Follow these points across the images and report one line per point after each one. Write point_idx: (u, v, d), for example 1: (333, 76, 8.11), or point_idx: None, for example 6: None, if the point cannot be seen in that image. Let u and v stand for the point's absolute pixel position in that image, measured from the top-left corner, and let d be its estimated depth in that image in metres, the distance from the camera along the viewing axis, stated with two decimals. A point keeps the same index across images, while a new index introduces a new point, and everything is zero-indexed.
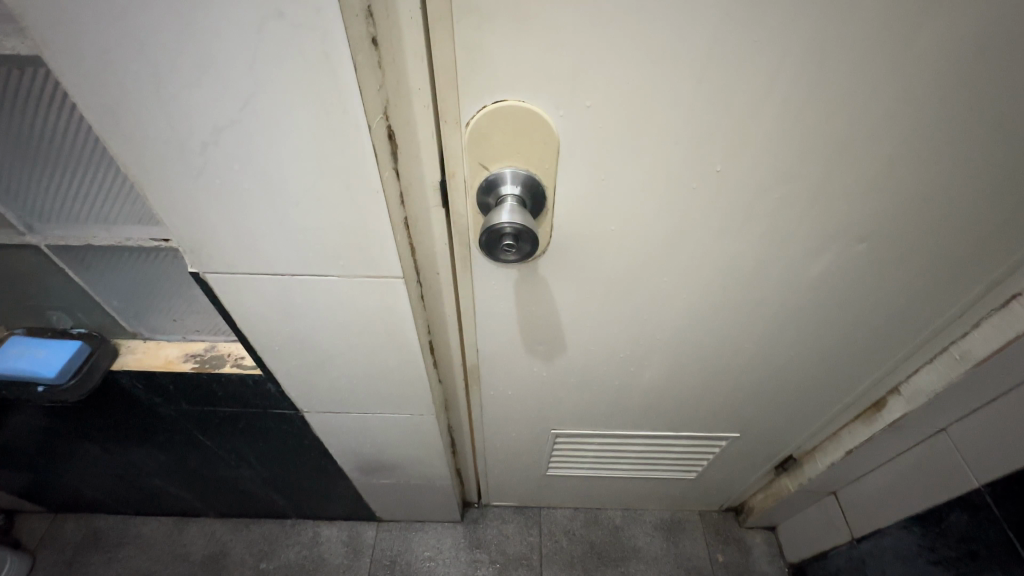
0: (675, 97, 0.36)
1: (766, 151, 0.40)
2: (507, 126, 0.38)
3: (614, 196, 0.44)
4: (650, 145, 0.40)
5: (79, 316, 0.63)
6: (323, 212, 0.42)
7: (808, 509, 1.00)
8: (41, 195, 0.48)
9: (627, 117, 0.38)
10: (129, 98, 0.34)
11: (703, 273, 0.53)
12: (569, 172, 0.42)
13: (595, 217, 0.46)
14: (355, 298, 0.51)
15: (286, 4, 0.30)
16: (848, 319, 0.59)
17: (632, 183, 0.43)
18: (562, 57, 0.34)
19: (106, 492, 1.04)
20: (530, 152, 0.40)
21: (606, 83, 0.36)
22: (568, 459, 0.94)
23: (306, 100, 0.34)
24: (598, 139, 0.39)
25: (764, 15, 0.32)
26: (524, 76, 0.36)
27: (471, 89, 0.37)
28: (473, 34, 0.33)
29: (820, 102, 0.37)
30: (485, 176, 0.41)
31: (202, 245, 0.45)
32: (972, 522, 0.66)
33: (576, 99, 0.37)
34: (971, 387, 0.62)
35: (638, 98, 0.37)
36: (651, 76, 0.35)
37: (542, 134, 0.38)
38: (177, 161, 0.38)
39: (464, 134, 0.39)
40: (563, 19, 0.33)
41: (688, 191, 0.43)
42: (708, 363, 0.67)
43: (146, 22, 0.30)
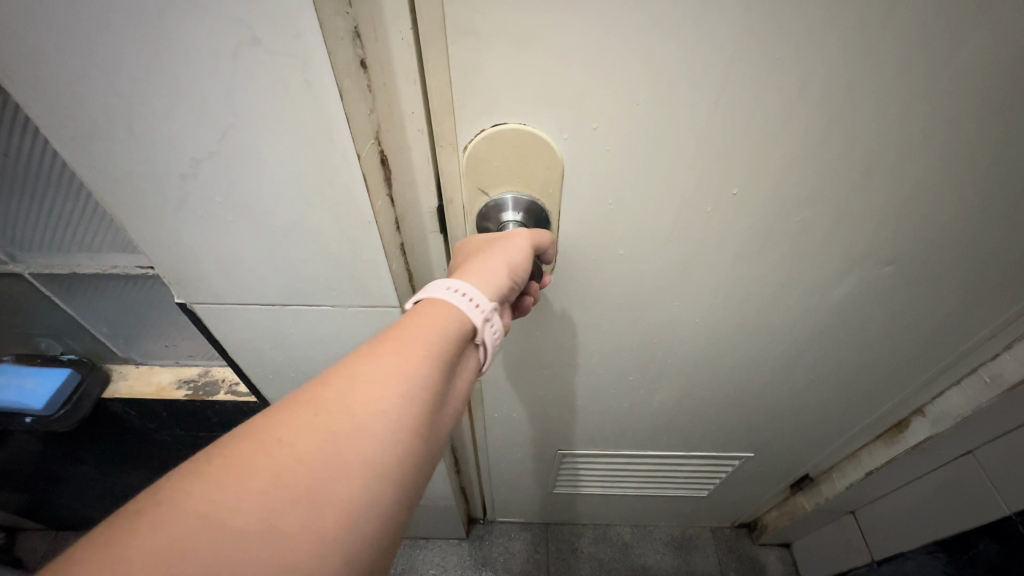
0: (691, 119, 0.34)
1: (790, 171, 0.37)
2: (507, 151, 0.36)
3: (623, 221, 0.41)
4: (662, 168, 0.37)
5: (69, 343, 0.61)
6: (312, 242, 0.40)
7: (825, 527, 0.96)
8: (21, 225, 0.46)
9: (638, 140, 0.35)
10: (102, 132, 0.32)
11: (718, 296, 0.50)
12: (574, 197, 0.39)
13: (603, 241, 0.43)
14: (350, 327, 0.49)
15: (262, 30, 0.27)
16: (871, 341, 0.56)
17: (642, 207, 0.40)
18: (566, 78, 0.32)
19: (104, 512, 1.02)
20: (531, 176, 0.37)
21: (615, 106, 0.33)
22: (574, 478, 0.91)
23: (289, 131, 0.32)
24: (606, 164, 0.37)
25: (792, 30, 0.29)
26: (525, 97, 0.33)
27: (469, 111, 0.34)
28: (469, 53, 0.31)
29: (849, 119, 0.34)
30: (486, 201, 0.39)
31: (187, 277, 0.43)
32: (1003, 552, 0.62)
33: (582, 122, 0.34)
34: (1003, 412, 0.58)
35: (650, 120, 0.34)
36: (664, 97, 0.32)
37: (546, 157, 0.36)
38: (156, 196, 0.36)
39: (461, 158, 0.37)
40: (569, 38, 0.30)
41: (702, 215, 0.41)
42: (721, 385, 0.64)
43: (112, 51, 0.28)
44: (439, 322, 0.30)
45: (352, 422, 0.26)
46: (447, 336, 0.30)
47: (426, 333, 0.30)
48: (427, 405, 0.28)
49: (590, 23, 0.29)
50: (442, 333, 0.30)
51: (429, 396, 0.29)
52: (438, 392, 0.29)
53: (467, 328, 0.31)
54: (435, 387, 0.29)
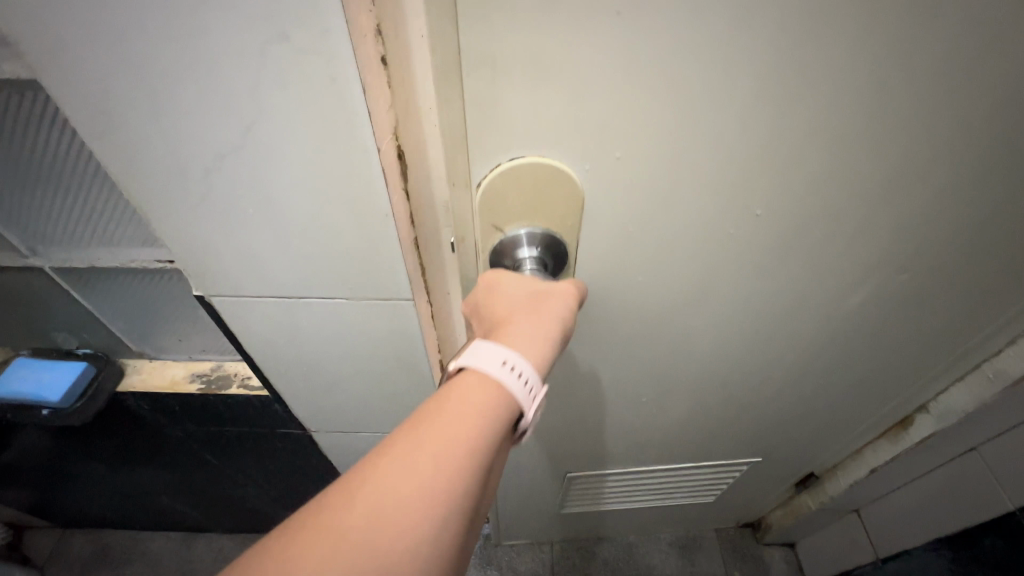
0: (709, 141, 0.33)
1: (805, 184, 0.37)
2: (524, 188, 0.36)
3: (642, 242, 0.41)
4: (685, 184, 0.36)
5: (85, 337, 0.62)
6: (329, 236, 0.41)
7: (829, 527, 0.97)
8: (44, 218, 0.47)
9: (656, 161, 0.35)
10: (131, 125, 0.33)
11: (731, 305, 0.49)
12: (593, 218, 0.39)
13: (619, 261, 0.43)
14: (363, 321, 0.50)
15: (290, 28, 0.28)
16: (879, 342, 0.56)
17: (656, 226, 0.40)
18: (587, 105, 0.31)
19: (112, 509, 1.02)
20: (546, 208, 0.37)
21: (635, 133, 0.33)
22: (584, 493, 0.90)
23: (312, 126, 0.33)
24: (621, 187, 0.36)
25: (812, 48, 0.29)
26: (541, 129, 0.32)
27: (482, 144, 0.33)
28: (484, 86, 0.30)
29: (864, 131, 0.34)
30: (500, 237, 0.39)
31: (207, 270, 0.44)
32: (1009, 549, 0.62)
33: (602, 149, 0.34)
34: (1006, 406, 0.59)
35: (668, 142, 0.33)
36: (683, 122, 0.32)
37: (561, 188, 0.36)
38: (181, 189, 0.37)
39: (475, 197, 0.37)
40: (590, 70, 0.29)
41: (720, 229, 0.41)
42: (730, 392, 0.64)
43: (146, 48, 0.29)
44: (485, 406, 0.29)
45: (387, 547, 0.24)
46: (494, 429, 0.28)
47: (470, 423, 0.28)
48: (463, 516, 0.27)
49: (613, 52, 0.28)
50: (488, 420, 0.28)
51: (469, 502, 0.27)
52: (478, 494, 0.28)
53: (516, 412, 0.30)
54: (475, 491, 0.27)
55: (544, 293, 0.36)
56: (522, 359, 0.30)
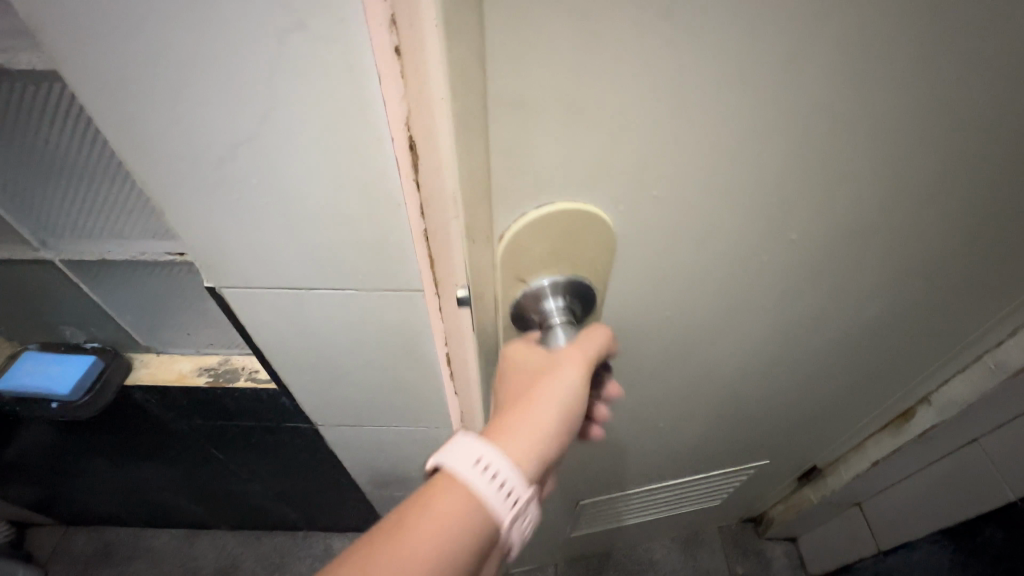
0: (761, 171, 0.29)
1: (851, 207, 0.33)
2: (556, 233, 0.30)
3: (672, 279, 0.37)
4: (728, 216, 0.32)
5: (92, 331, 0.62)
6: (342, 225, 0.41)
7: (830, 521, 0.97)
8: (56, 210, 0.47)
9: (698, 196, 0.30)
10: (147, 114, 0.33)
11: (761, 331, 0.45)
12: (624, 258, 0.34)
13: (647, 298, 0.38)
14: (372, 312, 0.50)
15: (309, 15, 0.28)
16: (893, 349, 0.54)
17: (691, 258, 0.36)
18: (632, 137, 0.26)
19: (115, 506, 1.02)
20: (577, 253, 0.32)
21: (683, 166, 0.28)
22: (600, 515, 0.85)
23: (327, 114, 0.33)
24: (658, 224, 0.32)
25: (887, 65, 0.25)
26: (577, 170, 0.27)
27: (510, 189, 0.28)
28: (513, 124, 0.25)
29: (926, 147, 0.31)
30: (525, 289, 0.33)
31: (219, 261, 0.44)
32: (1010, 539, 0.64)
33: (640, 190, 0.29)
34: (1008, 396, 0.59)
35: (720, 171, 0.29)
36: (738, 150, 0.28)
37: (594, 232, 0.31)
38: (196, 179, 0.37)
39: (498, 250, 0.31)
40: (638, 102, 0.24)
41: (756, 261, 0.36)
42: (748, 409, 0.61)
43: (165, 36, 0.29)
44: (451, 505, 0.30)
45: None
46: (457, 529, 0.30)
47: (433, 522, 0.30)
48: None
49: (666, 79, 0.24)
50: (452, 520, 0.30)
51: None
52: None
53: (489, 512, 0.31)
54: None
55: (540, 371, 0.34)
56: (496, 458, 0.31)
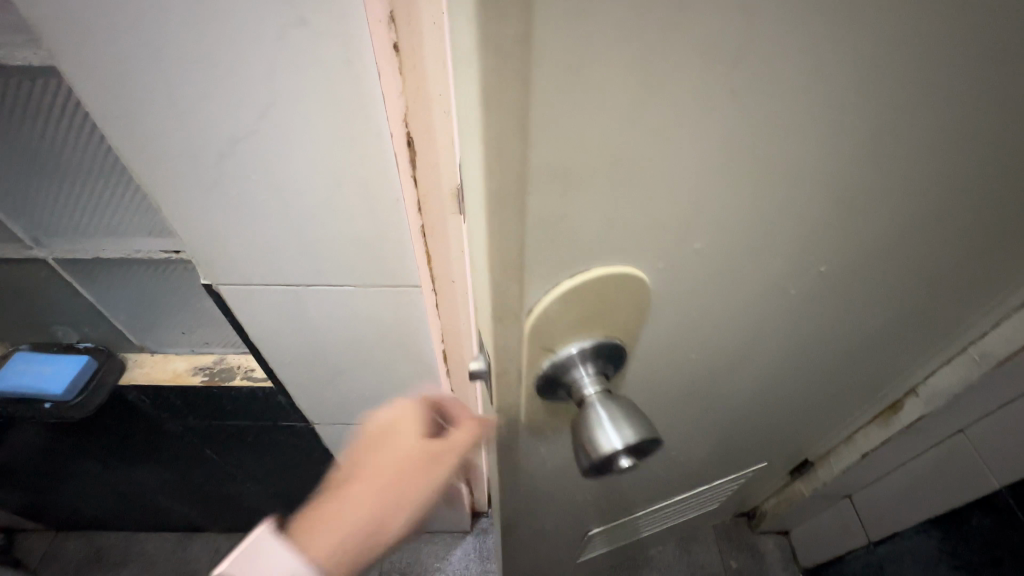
0: (821, 208, 0.25)
1: (890, 236, 0.30)
2: (588, 300, 0.24)
3: (700, 327, 0.32)
4: (768, 263, 0.28)
5: (85, 330, 0.61)
6: (340, 221, 0.41)
7: (822, 514, 0.99)
8: (50, 208, 0.47)
9: (742, 248, 0.26)
10: (145, 109, 0.34)
11: (778, 361, 0.42)
12: (656, 316, 0.29)
13: (671, 351, 0.34)
14: (370, 307, 0.50)
15: (309, 11, 0.29)
16: (892, 353, 0.54)
17: (732, 311, 0.32)
18: (686, 196, 0.21)
19: (107, 510, 1.01)
20: (612, 318, 0.26)
21: (743, 218, 0.23)
22: (608, 538, 0.81)
23: (327, 109, 0.34)
24: (693, 283, 0.27)
25: (970, 90, 0.22)
26: (625, 226, 0.21)
27: (548, 262, 0.22)
28: (550, 196, 0.19)
29: (977, 170, 0.28)
30: (551, 359, 0.27)
31: (216, 258, 0.44)
32: (996, 526, 0.65)
33: (681, 247, 0.24)
34: (991, 386, 0.60)
35: (780, 213, 0.24)
36: (803, 197, 0.24)
37: (632, 295, 0.25)
38: (194, 174, 0.37)
39: (527, 326, 0.24)
40: (708, 142, 0.19)
41: (784, 299, 0.32)
42: (757, 424, 0.59)
43: (165, 31, 0.30)
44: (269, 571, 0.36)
45: None
46: None
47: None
48: None
49: (748, 113, 0.18)
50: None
51: None
52: None
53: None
54: None
55: (422, 449, 0.38)
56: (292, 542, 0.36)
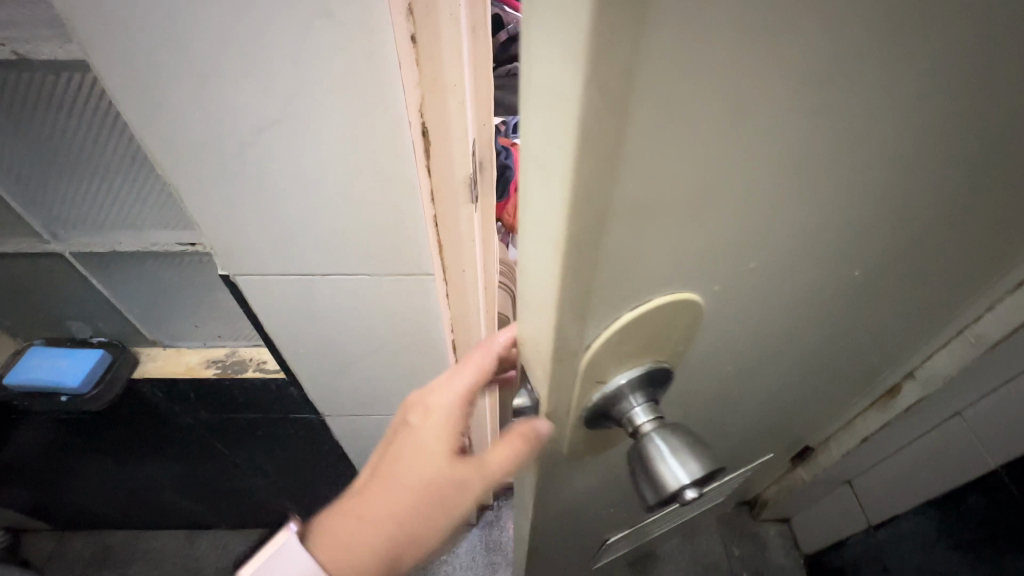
0: (850, 214, 0.26)
1: (904, 231, 0.31)
2: (645, 332, 0.26)
3: (736, 338, 0.34)
4: (801, 269, 0.29)
5: (98, 325, 0.62)
6: (357, 210, 0.43)
7: (822, 500, 1.01)
8: (69, 202, 0.48)
9: (780, 261, 0.27)
10: (172, 100, 0.35)
11: (797, 357, 0.44)
12: (700, 335, 0.30)
13: (706, 363, 0.35)
14: (384, 297, 0.52)
15: (335, 4, 0.30)
16: (896, 340, 0.55)
17: (763, 320, 0.33)
18: (740, 218, 0.22)
19: (114, 508, 1.02)
20: (661, 346, 0.28)
21: (784, 233, 0.25)
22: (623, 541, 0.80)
23: (348, 100, 0.35)
24: (735, 297, 0.29)
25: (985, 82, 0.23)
26: (686, 254, 0.23)
27: (619, 294, 0.23)
28: (628, 238, 0.20)
29: (987, 158, 0.29)
30: (602, 392, 0.29)
31: (234, 248, 0.46)
32: (990, 503, 0.67)
33: (732, 265, 0.25)
34: (986, 368, 0.62)
35: (816, 217, 0.25)
36: (836, 207, 0.25)
37: (682, 320, 0.27)
38: (217, 164, 0.39)
39: (585, 362, 0.26)
40: (767, 172, 0.20)
41: (811, 300, 0.34)
42: (769, 415, 0.60)
43: (195, 24, 0.31)
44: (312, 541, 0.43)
45: None
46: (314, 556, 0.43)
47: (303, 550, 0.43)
48: None
49: (803, 142, 0.20)
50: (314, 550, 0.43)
51: None
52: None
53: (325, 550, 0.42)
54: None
55: (448, 473, 0.40)
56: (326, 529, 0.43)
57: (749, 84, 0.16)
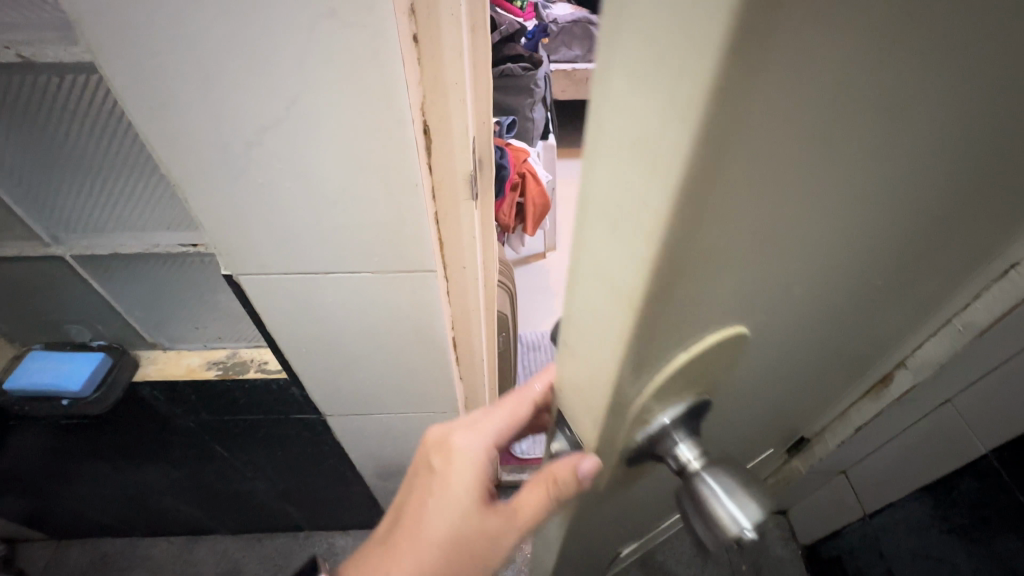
0: (889, 230, 0.26)
1: (929, 238, 0.31)
2: (695, 366, 0.26)
3: (770, 356, 0.33)
4: (837, 286, 0.29)
5: (98, 328, 0.62)
6: (359, 208, 0.43)
7: (818, 491, 1.02)
8: (71, 204, 0.48)
9: (822, 282, 0.27)
10: (178, 100, 0.35)
11: (815, 362, 0.44)
12: (740, 360, 0.30)
13: (742, 382, 0.34)
14: (386, 295, 0.52)
15: (339, 3, 0.31)
16: (895, 334, 0.55)
17: (797, 335, 0.33)
18: (796, 250, 0.22)
19: (112, 515, 1.01)
20: (706, 378, 0.28)
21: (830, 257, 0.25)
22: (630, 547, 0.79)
23: (352, 99, 0.36)
24: (778, 321, 0.28)
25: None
26: (742, 288, 0.22)
27: (678, 334, 0.22)
28: (696, 284, 0.19)
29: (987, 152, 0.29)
30: (647, 428, 0.29)
31: (237, 248, 0.46)
32: (982, 489, 0.68)
33: (780, 293, 0.25)
34: (976, 356, 0.64)
35: (859, 238, 0.25)
36: (880, 224, 0.25)
37: (729, 349, 0.27)
38: (221, 164, 0.39)
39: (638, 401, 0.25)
40: (827, 206, 0.20)
41: (838, 311, 0.34)
42: (779, 418, 0.59)
43: (201, 25, 0.31)
44: None
45: None
46: None
47: None
48: None
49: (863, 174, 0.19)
50: None
51: None
52: None
53: None
54: None
55: (481, 528, 0.41)
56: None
57: (829, 125, 0.16)
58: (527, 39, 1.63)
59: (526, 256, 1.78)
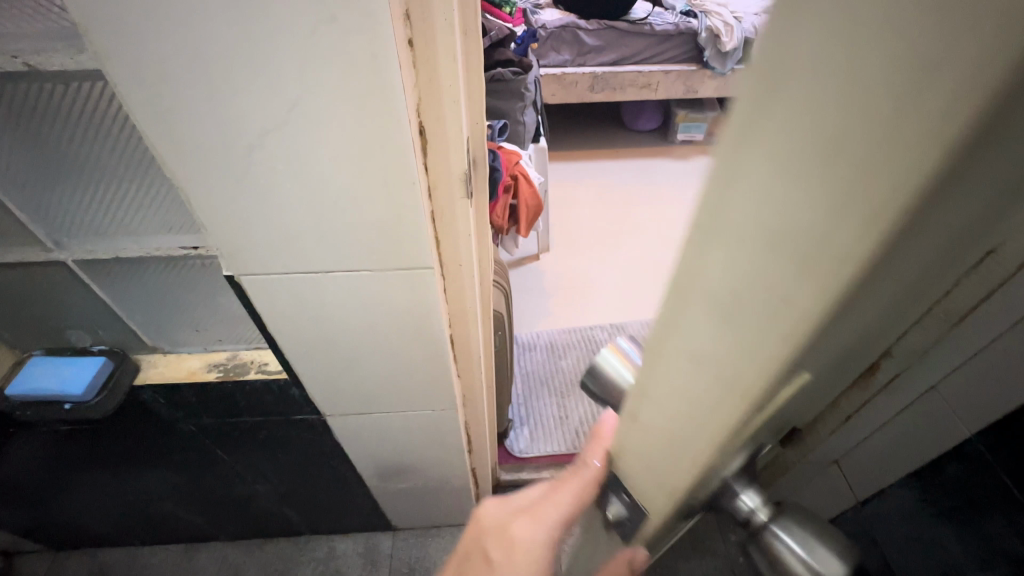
0: (958, 266, 0.27)
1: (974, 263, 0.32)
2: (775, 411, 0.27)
3: (825, 381, 0.34)
4: (899, 318, 0.30)
5: (99, 333, 0.63)
6: (359, 208, 0.44)
7: (812, 483, 1.04)
8: (74, 210, 0.49)
9: (893, 319, 0.28)
10: (182, 104, 0.36)
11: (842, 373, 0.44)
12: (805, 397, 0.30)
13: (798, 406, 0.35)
14: (385, 293, 0.53)
15: (339, 9, 0.32)
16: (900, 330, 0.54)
17: (849, 358, 0.34)
18: (892, 306, 0.22)
19: (111, 523, 1.01)
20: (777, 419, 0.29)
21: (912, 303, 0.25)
22: None
23: (351, 101, 0.37)
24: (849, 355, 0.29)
25: None
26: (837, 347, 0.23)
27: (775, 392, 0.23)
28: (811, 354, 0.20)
29: None
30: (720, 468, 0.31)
31: (238, 248, 0.47)
32: (967, 471, 0.71)
33: (861, 337, 0.26)
34: (960, 343, 0.65)
35: (936, 282, 0.25)
36: (956, 269, 0.25)
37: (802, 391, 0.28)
38: (225, 166, 0.40)
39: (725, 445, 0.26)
40: (933, 274, 0.20)
41: (885, 334, 0.34)
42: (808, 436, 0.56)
43: (206, 32, 0.33)
44: None
45: None
46: None
47: None
48: None
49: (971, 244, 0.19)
50: None
51: None
52: None
53: None
54: None
55: None
56: None
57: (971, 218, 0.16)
58: (516, 43, 1.65)
59: (520, 258, 1.79)
